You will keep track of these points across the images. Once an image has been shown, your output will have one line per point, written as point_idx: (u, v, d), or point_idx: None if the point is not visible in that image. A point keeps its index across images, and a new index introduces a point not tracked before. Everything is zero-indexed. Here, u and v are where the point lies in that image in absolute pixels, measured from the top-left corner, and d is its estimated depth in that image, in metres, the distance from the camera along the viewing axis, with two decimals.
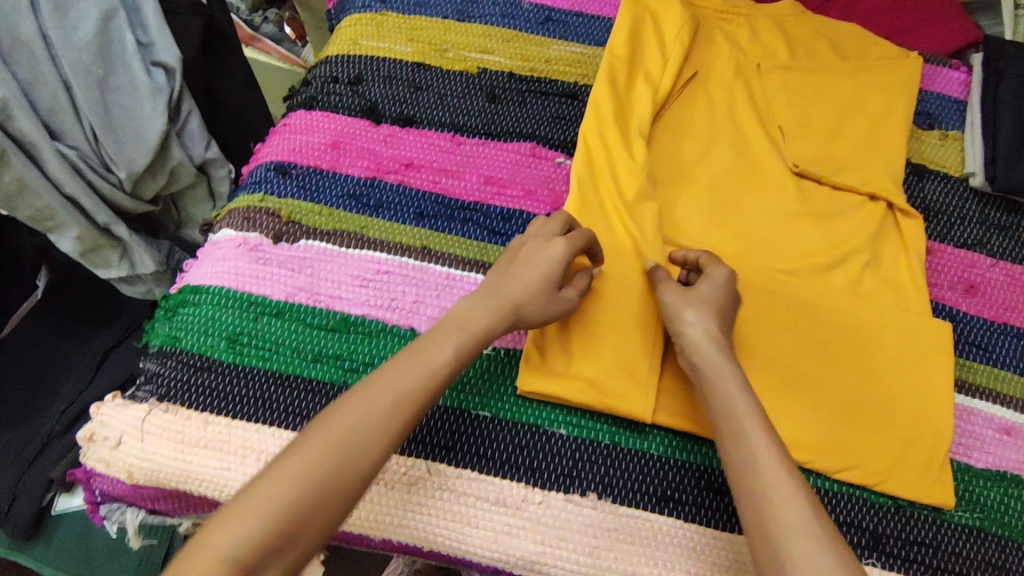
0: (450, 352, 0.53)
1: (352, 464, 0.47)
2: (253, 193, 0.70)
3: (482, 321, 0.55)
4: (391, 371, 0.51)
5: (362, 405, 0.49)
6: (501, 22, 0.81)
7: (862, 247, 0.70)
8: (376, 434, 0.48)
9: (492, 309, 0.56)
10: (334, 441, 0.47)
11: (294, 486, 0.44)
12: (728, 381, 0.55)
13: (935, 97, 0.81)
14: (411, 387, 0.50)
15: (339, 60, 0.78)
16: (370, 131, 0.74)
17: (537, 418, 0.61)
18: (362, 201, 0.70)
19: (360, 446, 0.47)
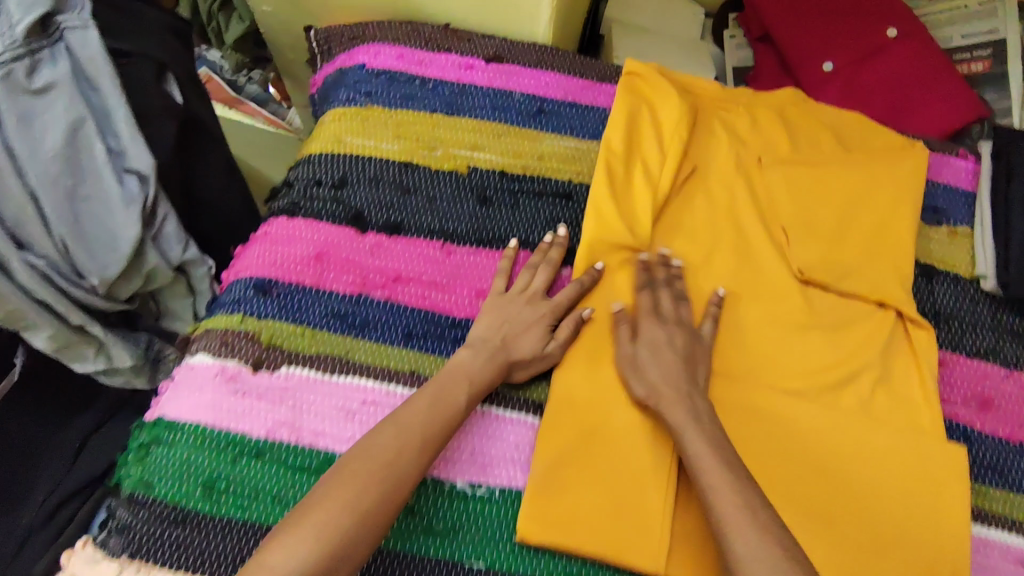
0: (462, 401, 0.59)
1: (391, 493, 0.52)
2: (232, 315, 0.66)
3: (487, 375, 0.61)
4: (416, 416, 0.56)
5: (394, 441, 0.54)
6: (492, 115, 0.77)
7: (872, 363, 0.67)
8: (404, 468, 0.53)
9: (494, 363, 0.61)
10: (376, 476, 0.52)
11: (343, 516, 0.49)
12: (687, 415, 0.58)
13: (941, 189, 0.78)
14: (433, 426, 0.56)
15: (322, 161, 0.74)
16: (355, 241, 0.70)
17: (535, 567, 0.58)
18: (348, 322, 0.66)
19: (394, 482, 0.52)
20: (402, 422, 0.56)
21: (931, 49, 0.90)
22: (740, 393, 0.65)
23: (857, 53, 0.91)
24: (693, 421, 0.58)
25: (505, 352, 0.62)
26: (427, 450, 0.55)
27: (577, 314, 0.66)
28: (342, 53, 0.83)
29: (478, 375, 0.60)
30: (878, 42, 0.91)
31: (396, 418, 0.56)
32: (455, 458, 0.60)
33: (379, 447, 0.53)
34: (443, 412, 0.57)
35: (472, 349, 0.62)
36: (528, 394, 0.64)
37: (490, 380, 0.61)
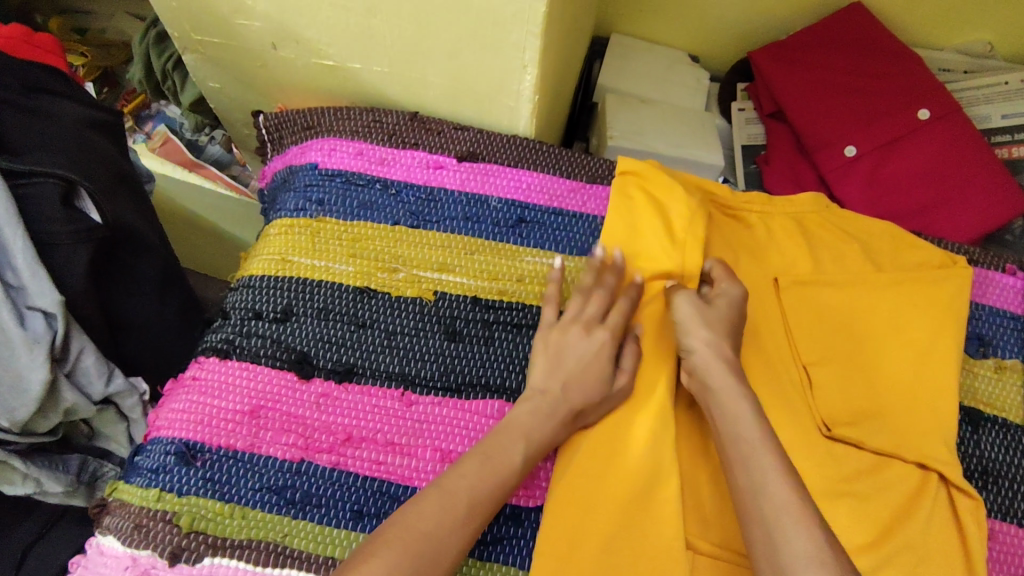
0: (518, 458, 0.53)
1: (425, 575, 0.45)
2: (147, 490, 0.55)
3: (547, 432, 0.55)
4: (463, 482, 0.50)
5: (442, 494, 0.49)
6: (463, 227, 0.67)
7: (913, 541, 0.56)
8: (457, 523, 0.48)
9: (555, 419, 0.55)
10: (413, 551, 0.45)
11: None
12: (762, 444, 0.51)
13: (986, 312, 0.67)
14: (478, 487, 0.50)
15: (263, 287, 0.63)
16: (298, 391, 0.59)
17: None
18: (286, 497, 0.55)
19: (432, 560, 0.45)
20: (444, 485, 0.49)
21: (970, 133, 0.79)
22: None
23: (882, 138, 0.80)
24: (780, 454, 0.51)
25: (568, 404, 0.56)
26: (476, 513, 0.49)
27: (632, 334, 0.62)
28: (294, 147, 0.73)
29: (539, 433, 0.54)
30: (908, 125, 0.80)
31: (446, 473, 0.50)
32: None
33: (416, 521, 0.47)
34: (497, 467, 0.51)
35: (531, 402, 0.56)
36: None
37: (552, 436, 0.55)
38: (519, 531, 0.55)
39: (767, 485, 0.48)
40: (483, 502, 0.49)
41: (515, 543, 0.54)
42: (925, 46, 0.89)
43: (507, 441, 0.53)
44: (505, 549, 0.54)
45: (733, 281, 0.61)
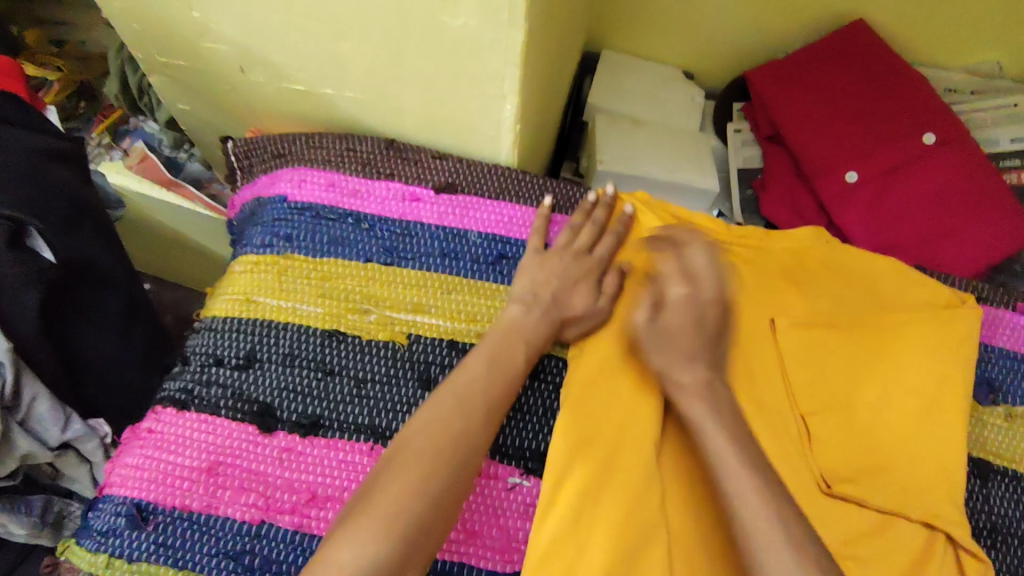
0: (519, 358, 0.56)
1: (454, 481, 0.47)
2: (95, 556, 0.52)
3: (541, 333, 0.57)
4: (474, 385, 0.52)
5: (452, 415, 0.50)
6: (440, 265, 0.63)
7: None
8: (467, 447, 0.49)
9: (547, 319, 0.58)
10: (439, 455, 0.47)
11: (410, 503, 0.44)
12: (702, 408, 0.53)
13: (996, 356, 0.63)
14: (492, 390, 0.52)
15: (226, 330, 0.60)
16: (259, 445, 0.55)
17: None
18: (245, 563, 0.51)
19: (460, 465, 0.48)
20: (460, 392, 0.51)
21: (980, 159, 0.75)
22: None
23: (885, 164, 0.76)
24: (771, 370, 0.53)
25: (557, 309, 0.59)
26: (491, 420, 0.51)
27: (619, 268, 0.63)
28: (263, 176, 0.69)
29: (533, 334, 0.57)
30: (914, 151, 0.76)
31: (448, 391, 0.51)
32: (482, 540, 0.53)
33: (438, 425, 0.49)
34: (504, 375, 0.53)
35: (525, 307, 0.59)
36: None
37: (545, 337, 0.58)
38: None
39: None
40: (495, 409, 0.52)
41: None
42: (930, 66, 0.85)
43: (507, 347, 0.56)
44: None
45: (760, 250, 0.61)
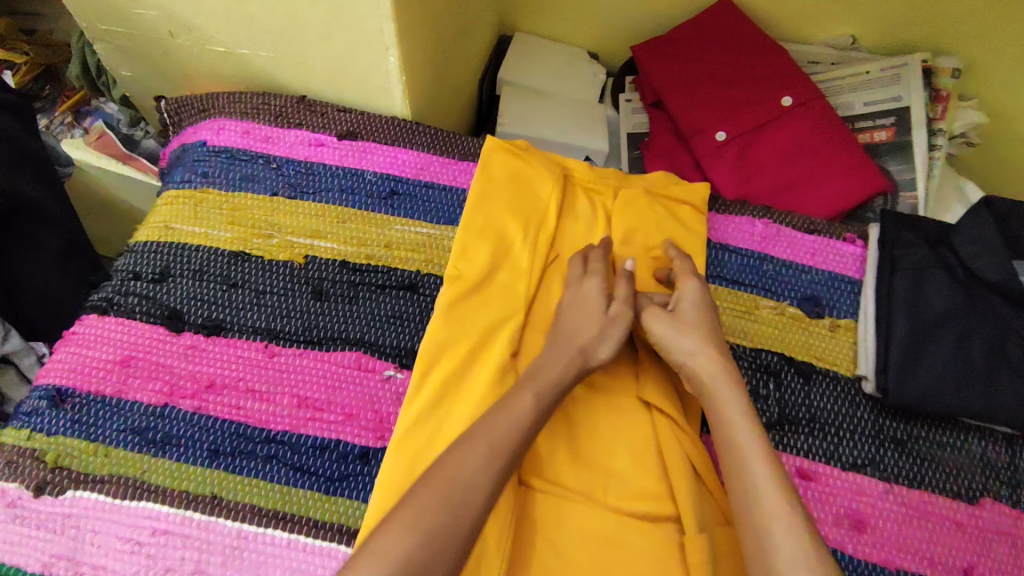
0: (530, 400, 0.56)
1: (456, 523, 0.49)
2: (20, 429, 0.60)
3: (557, 370, 0.59)
4: (487, 427, 0.54)
5: (467, 462, 0.51)
6: (338, 198, 0.72)
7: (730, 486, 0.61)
8: (473, 487, 0.50)
9: (575, 367, 0.60)
10: (447, 496, 0.49)
11: (412, 537, 0.47)
12: (726, 392, 0.57)
13: (824, 277, 0.72)
14: (502, 437, 0.53)
15: (144, 251, 0.68)
16: (168, 343, 0.64)
17: None
18: (147, 436, 0.60)
19: (463, 499, 0.50)
20: (466, 438, 0.53)
21: (833, 119, 0.85)
22: (571, 513, 0.59)
23: (750, 123, 0.86)
24: (729, 404, 0.56)
25: (578, 347, 0.61)
26: (496, 457, 0.52)
27: (624, 274, 0.66)
28: (190, 128, 0.78)
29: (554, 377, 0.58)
30: (772, 113, 0.86)
31: (464, 439, 0.53)
32: (357, 419, 0.62)
33: (441, 471, 0.51)
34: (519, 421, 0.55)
35: (556, 350, 0.60)
36: (343, 520, 0.58)
37: (565, 378, 0.59)
38: (364, 469, 0.60)
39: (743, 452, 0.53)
40: (503, 446, 0.53)
41: (359, 480, 0.60)
42: (796, 40, 0.96)
43: (548, 389, 0.58)
44: (350, 485, 0.59)
45: (689, 278, 0.65)
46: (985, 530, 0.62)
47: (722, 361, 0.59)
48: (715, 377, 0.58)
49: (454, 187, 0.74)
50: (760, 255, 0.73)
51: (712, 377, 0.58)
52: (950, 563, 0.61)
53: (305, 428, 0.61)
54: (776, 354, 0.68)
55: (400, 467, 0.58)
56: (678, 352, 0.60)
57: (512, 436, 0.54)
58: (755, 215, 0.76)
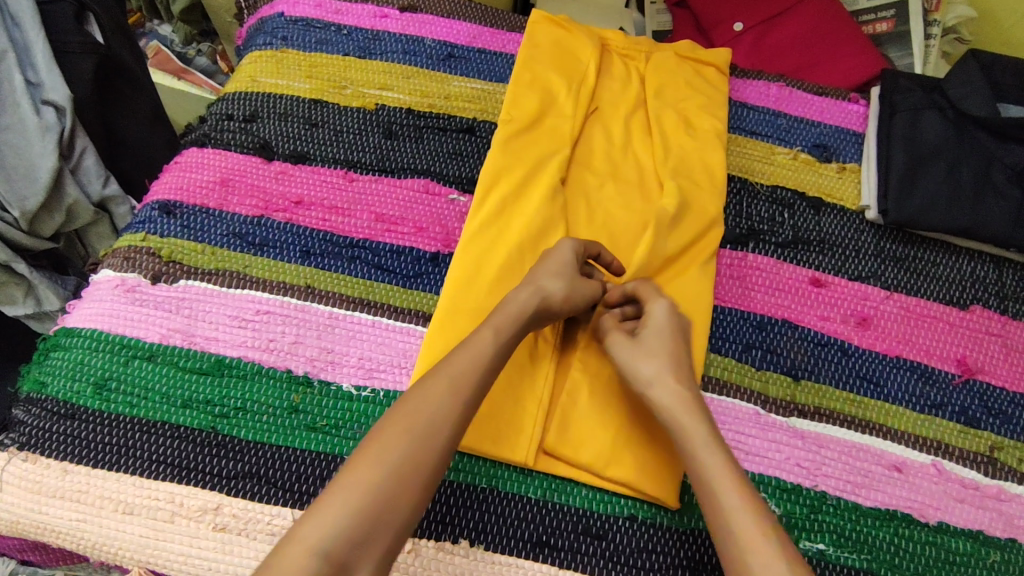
0: (490, 340, 0.55)
1: (425, 447, 0.49)
2: (135, 233, 0.69)
3: (514, 310, 0.58)
4: (457, 362, 0.53)
5: (432, 398, 0.51)
6: (402, 58, 0.81)
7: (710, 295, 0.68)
8: (434, 417, 0.50)
9: (537, 300, 0.59)
10: (416, 427, 0.49)
11: (377, 471, 0.47)
12: (685, 413, 0.56)
13: (832, 130, 0.81)
14: (465, 375, 0.53)
15: (234, 98, 0.77)
16: (260, 168, 0.73)
17: (469, 474, 0.60)
18: (247, 240, 0.69)
19: (428, 431, 0.50)
20: (436, 372, 0.53)
21: (841, 7, 0.94)
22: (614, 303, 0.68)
23: (764, 15, 0.96)
24: (687, 416, 0.56)
25: (538, 287, 0.60)
26: (461, 387, 0.52)
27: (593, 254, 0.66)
28: (266, 5, 0.87)
29: (507, 321, 0.57)
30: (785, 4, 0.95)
31: (425, 380, 0.53)
32: (426, 231, 0.71)
33: (406, 406, 0.51)
34: (480, 357, 0.54)
35: (525, 290, 0.59)
36: (419, 307, 0.67)
37: (527, 318, 0.58)
38: (435, 269, 0.69)
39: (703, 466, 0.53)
40: (470, 379, 0.53)
41: (431, 278, 0.69)
42: None
43: (510, 327, 0.57)
44: (424, 282, 0.69)
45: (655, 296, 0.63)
46: (976, 330, 0.71)
47: (664, 371, 0.58)
48: (675, 407, 0.56)
49: (503, 53, 0.83)
50: (776, 112, 0.82)
51: (658, 385, 0.57)
52: (944, 355, 0.69)
53: (382, 237, 0.70)
54: (791, 192, 0.77)
55: (467, 260, 0.68)
56: (644, 369, 0.58)
57: (476, 368, 0.54)
58: (770, 80, 0.85)
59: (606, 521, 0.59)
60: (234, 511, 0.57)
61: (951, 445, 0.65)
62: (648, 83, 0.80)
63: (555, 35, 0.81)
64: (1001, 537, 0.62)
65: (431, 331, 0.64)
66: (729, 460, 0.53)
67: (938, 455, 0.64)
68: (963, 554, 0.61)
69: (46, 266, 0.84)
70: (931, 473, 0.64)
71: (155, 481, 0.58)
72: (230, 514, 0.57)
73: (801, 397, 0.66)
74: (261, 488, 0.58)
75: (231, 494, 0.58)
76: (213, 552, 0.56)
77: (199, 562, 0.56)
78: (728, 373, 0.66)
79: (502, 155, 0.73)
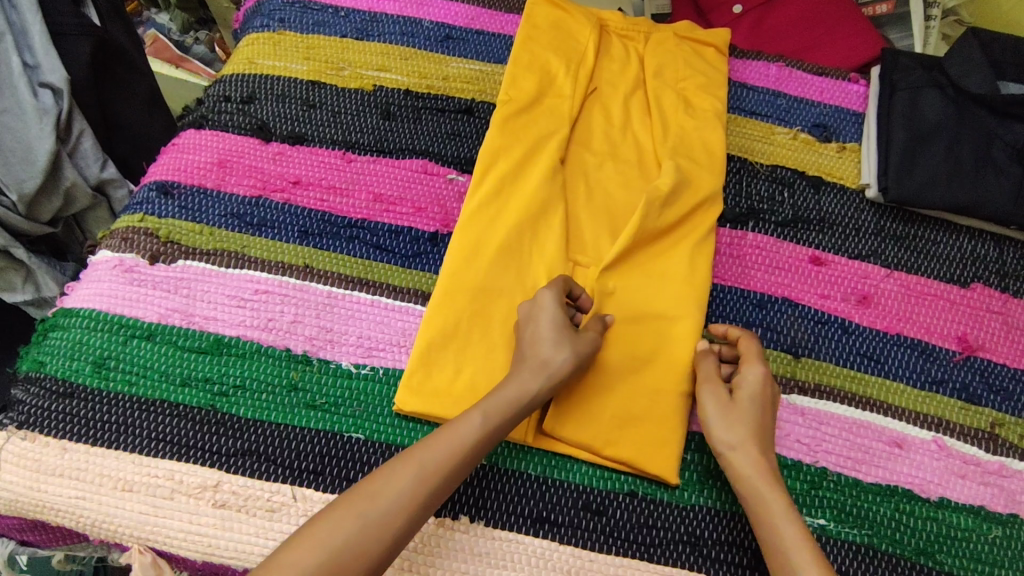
0: (477, 423, 0.54)
1: (375, 532, 0.47)
2: (133, 214, 0.69)
3: (511, 393, 0.56)
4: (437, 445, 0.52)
5: (396, 480, 0.50)
6: (400, 40, 0.80)
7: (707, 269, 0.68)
8: (394, 504, 0.49)
9: (539, 381, 0.57)
10: (371, 510, 0.48)
11: (311, 557, 0.45)
12: (762, 480, 0.55)
13: (831, 110, 0.81)
14: (438, 462, 0.51)
15: (232, 80, 0.77)
16: (258, 149, 0.73)
17: None
18: (245, 220, 0.69)
19: (382, 517, 0.48)
20: (411, 454, 0.51)
21: None
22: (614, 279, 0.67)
23: None
24: (764, 486, 0.55)
25: (538, 365, 0.57)
26: (429, 476, 0.50)
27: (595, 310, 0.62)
28: None
29: (500, 404, 0.55)
30: None
31: (397, 461, 0.51)
32: (425, 211, 0.71)
33: (368, 485, 0.49)
34: (461, 445, 0.52)
35: (520, 371, 0.57)
36: (418, 286, 0.67)
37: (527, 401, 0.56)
38: (434, 249, 0.69)
39: (778, 537, 0.53)
40: (443, 465, 0.51)
41: (430, 257, 0.69)
42: None
43: (502, 411, 0.55)
44: (423, 261, 0.69)
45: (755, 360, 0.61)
46: (977, 308, 0.70)
47: (750, 439, 0.57)
48: (750, 467, 0.56)
49: (501, 34, 0.83)
50: (775, 92, 0.82)
51: (737, 452, 0.57)
52: (945, 332, 0.69)
53: (381, 218, 0.70)
54: (791, 170, 0.77)
55: (467, 239, 0.67)
56: (728, 433, 0.58)
57: (454, 455, 0.52)
58: (770, 61, 0.84)
59: (606, 497, 0.59)
60: (234, 488, 0.57)
61: (952, 421, 0.65)
62: (646, 63, 0.80)
63: (553, 16, 0.81)
64: (1003, 513, 0.62)
65: (430, 306, 0.64)
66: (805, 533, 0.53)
67: (939, 432, 0.64)
68: (964, 530, 0.61)
69: (44, 252, 0.84)
70: (932, 449, 0.63)
71: (155, 460, 0.58)
72: (230, 491, 0.57)
73: (803, 375, 0.66)
74: (261, 466, 0.58)
75: (231, 472, 0.58)
76: (213, 529, 0.56)
77: (200, 539, 0.56)
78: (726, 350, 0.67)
79: (499, 133, 0.73)
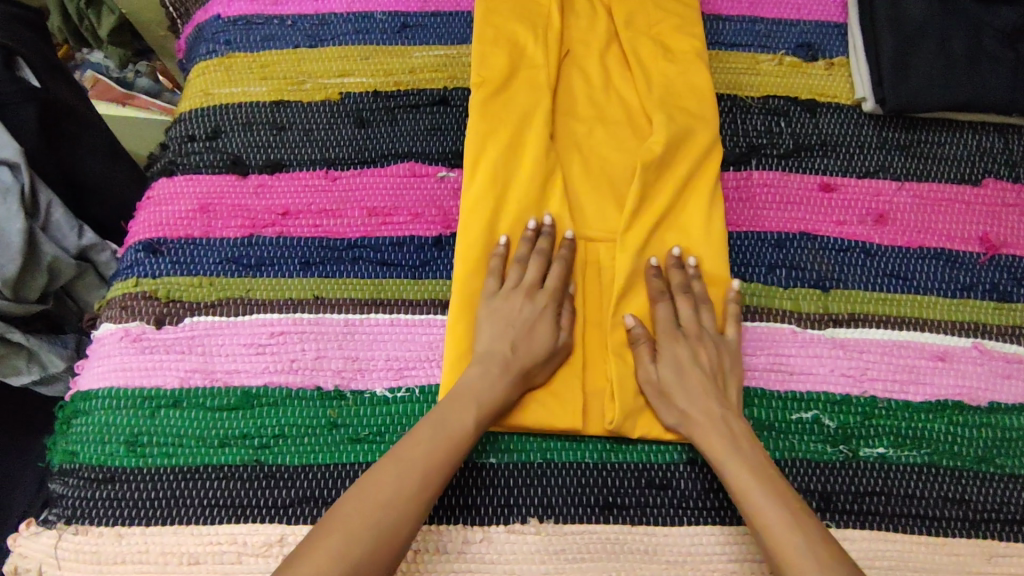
0: (448, 424, 0.54)
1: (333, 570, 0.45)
2: (126, 280, 0.66)
3: (490, 389, 0.56)
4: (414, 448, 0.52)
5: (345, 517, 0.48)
6: (356, 39, 0.76)
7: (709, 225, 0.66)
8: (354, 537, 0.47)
9: (507, 375, 0.57)
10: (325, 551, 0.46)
11: None
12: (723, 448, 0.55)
13: (812, 26, 0.78)
14: (400, 491, 0.50)
15: (192, 117, 0.73)
16: (237, 186, 0.69)
17: (527, 454, 0.59)
18: (243, 264, 0.66)
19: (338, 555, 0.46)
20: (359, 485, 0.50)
21: None
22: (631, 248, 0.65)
23: None
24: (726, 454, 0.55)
25: (503, 356, 0.58)
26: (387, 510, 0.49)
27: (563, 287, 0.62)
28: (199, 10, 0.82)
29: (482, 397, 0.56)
30: None
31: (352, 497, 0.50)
32: (423, 216, 0.68)
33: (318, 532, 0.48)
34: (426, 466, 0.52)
35: (481, 365, 0.57)
36: (434, 295, 0.65)
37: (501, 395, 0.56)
38: (441, 253, 0.67)
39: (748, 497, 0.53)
40: (404, 495, 0.50)
41: (439, 263, 0.67)
42: None
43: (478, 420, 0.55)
44: (433, 268, 0.67)
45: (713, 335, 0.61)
46: (993, 204, 0.70)
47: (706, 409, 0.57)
48: (704, 435, 0.57)
49: (459, 11, 0.79)
50: (752, 19, 0.78)
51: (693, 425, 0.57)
52: (966, 236, 0.68)
53: (379, 232, 0.68)
54: (783, 98, 0.74)
55: (474, 237, 0.65)
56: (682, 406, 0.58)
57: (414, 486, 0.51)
58: None
59: (667, 470, 0.59)
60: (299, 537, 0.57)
61: (987, 323, 0.65)
62: (615, 12, 0.76)
63: None
64: None
65: (451, 314, 0.63)
66: (777, 493, 0.53)
67: (977, 337, 0.64)
68: (1016, 430, 0.61)
69: (42, 330, 0.81)
70: (973, 355, 0.63)
71: (213, 526, 0.57)
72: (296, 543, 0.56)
73: (835, 308, 0.65)
74: (319, 510, 0.57)
75: (292, 522, 0.57)
76: None
77: None
78: (760, 298, 0.65)
79: (483, 118, 0.69)
